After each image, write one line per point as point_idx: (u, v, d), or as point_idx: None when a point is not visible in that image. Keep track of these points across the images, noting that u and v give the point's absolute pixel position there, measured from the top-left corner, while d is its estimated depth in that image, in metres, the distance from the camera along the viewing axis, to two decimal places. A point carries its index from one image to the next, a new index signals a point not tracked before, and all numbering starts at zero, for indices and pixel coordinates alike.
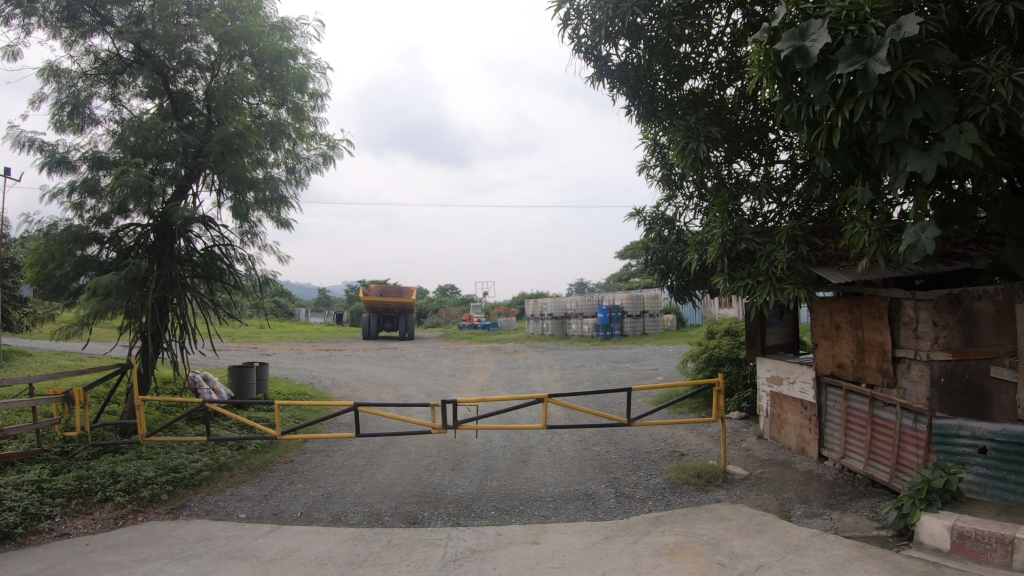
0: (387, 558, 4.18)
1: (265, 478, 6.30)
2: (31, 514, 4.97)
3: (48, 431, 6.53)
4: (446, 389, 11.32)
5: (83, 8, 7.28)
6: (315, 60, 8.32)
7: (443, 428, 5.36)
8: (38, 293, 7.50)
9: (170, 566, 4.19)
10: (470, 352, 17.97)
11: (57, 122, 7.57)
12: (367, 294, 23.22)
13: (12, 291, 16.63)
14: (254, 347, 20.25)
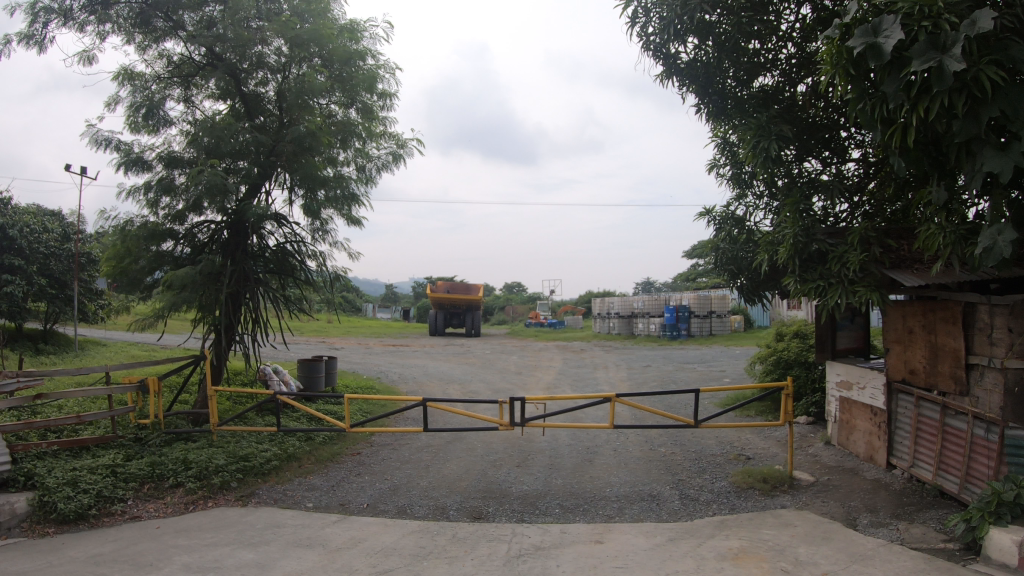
0: (452, 552, 4.21)
1: (332, 469, 6.42)
2: (105, 497, 5.18)
3: (123, 418, 6.78)
4: (513, 386, 11.34)
5: (156, 14, 7.60)
6: (384, 61, 8.45)
7: (510, 425, 5.35)
8: (115, 286, 7.82)
9: (240, 551, 4.30)
10: (536, 350, 18.01)
11: (132, 124, 7.86)
12: (433, 291, 23.43)
13: (89, 284, 17.24)
14: (322, 341, 20.77)
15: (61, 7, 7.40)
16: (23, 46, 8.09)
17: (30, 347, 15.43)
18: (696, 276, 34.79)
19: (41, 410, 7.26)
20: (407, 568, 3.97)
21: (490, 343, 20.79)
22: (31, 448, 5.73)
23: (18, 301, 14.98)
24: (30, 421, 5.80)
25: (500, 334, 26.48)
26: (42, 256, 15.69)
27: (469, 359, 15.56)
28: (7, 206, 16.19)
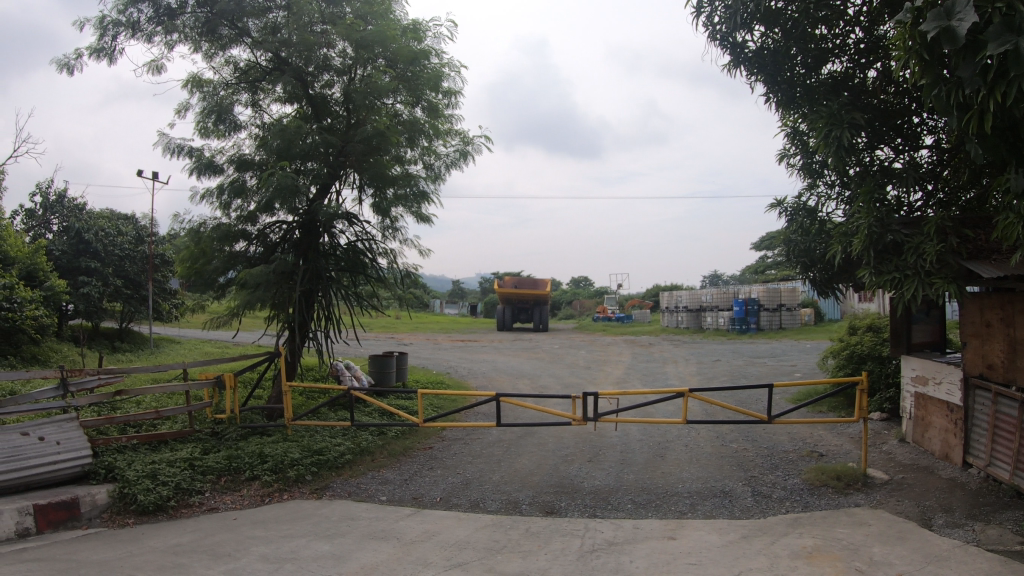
0: (526, 546, 4.22)
1: (404, 463, 6.51)
2: (183, 489, 5.36)
3: (199, 414, 7.03)
4: (581, 381, 11.30)
5: (221, 23, 7.86)
6: (449, 59, 8.53)
7: (583, 421, 5.33)
8: (188, 285, 8.14)
9: (316, 543, 4.39)
10: (605, 344, 17.95)
11: (202, 129, 8.17)
12: (500, 286, 23.47)
13: (163, 284, 17.85)
14: (391, 337, 21.15)
15: (129, 20, 7.85)
16: (96, 59, 8.46)
17: (108, 345, 16.10)
18: (765, 269, 34.08)
19: (120, 407, 7.57)
20: (482, 561, 3.99)
21: (558, 337, 20.74)
22: (112, 442, 5.95)
23: (94, 301, 15.56)
24: (111, 416, 6.05)
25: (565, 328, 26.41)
26: (117, 258, 16.35)
27: (537, 354, 15.59)
28: (84, 212, 16.91)
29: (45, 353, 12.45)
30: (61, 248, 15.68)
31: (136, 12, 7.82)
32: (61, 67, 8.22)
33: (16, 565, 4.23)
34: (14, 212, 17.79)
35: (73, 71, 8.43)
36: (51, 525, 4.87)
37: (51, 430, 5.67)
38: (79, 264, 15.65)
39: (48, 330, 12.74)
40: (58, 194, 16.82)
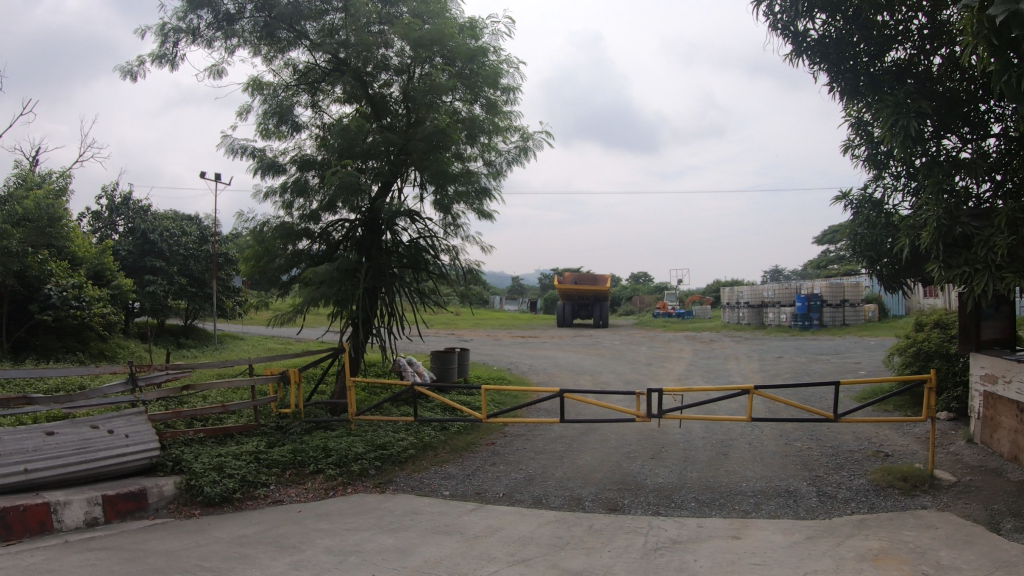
0: (589, 543, 4.24)
1: (466, 459, 6.64)
2: (250, 482, 5.51)
3: (265, 408, 7.36)
4: (641, 377, 11.24)
5: (280, 26, 8.14)
6: (506, 56, 8.62)
7: (648, 418, 5.47)
8: (251, 283, 8.64)
9: (379, 536, 4.47)
10: (666, 340, 17.83)
11: (264, 131, 8.55)
12: (561, 282, 23.48)
13: (226, 282, 18.31)
14: (452, 333, 21.38)
15: (189, 27, 8.27)
16: (157, 65, 8.72)
17: (174, 340, 16.62)
18: (826, 265, 33.34)
19: (187, 400, 7.92)
20: (545, 557, 4.03)
21: (617, 333, 20.74)
22: (180, 435, 6.22)
23: (160, 299, 16.03)
24: (179, 410, 6.22)
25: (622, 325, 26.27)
26: (181, 257, 16.88)
27: (598, 350, 15.57)
28: (149, 212, 17.45)
29: (113, 349, 12.85)
30: (127, 248, 16.28)
31: (196, 19, 8.20)
32: (124, 73, 8.46)
33: (90, 553, 4.40)
34: (84, 213, 18.47)
35: (135, 77, 8.68)
36: (120, 515, 5.06)
37: (120, 423, 5.89)
38: (145, 263, 16.21)
39: (118, 327, 13.19)
40: (124, 196, 17.37)
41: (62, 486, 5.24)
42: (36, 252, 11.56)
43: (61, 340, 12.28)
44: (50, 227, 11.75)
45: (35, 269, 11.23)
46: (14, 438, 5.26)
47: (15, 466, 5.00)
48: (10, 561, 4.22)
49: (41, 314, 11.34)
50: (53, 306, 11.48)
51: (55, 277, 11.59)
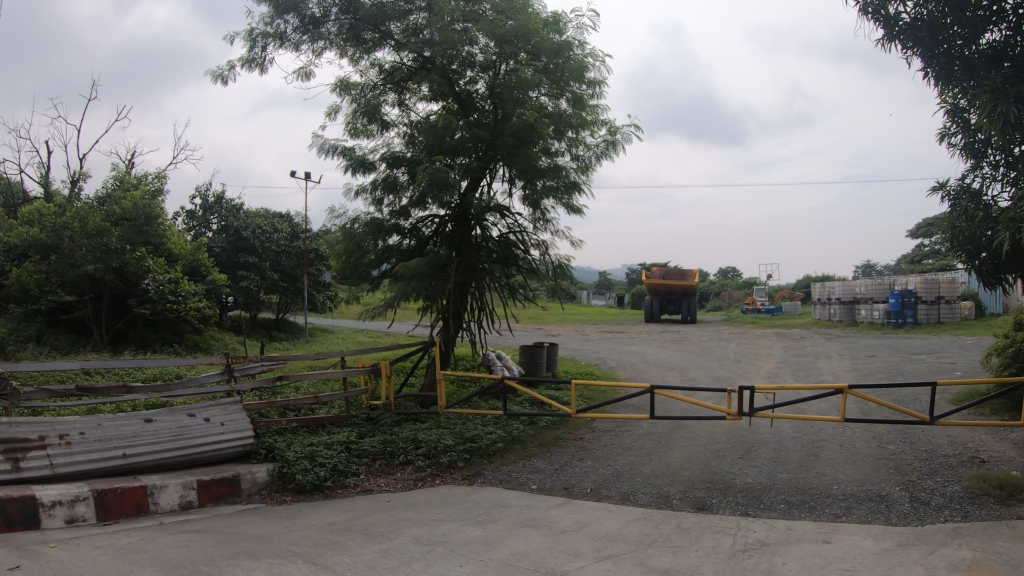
0: (677, 541, 4.42)
1: (554, 453, 6.92)
2: (340, 471, 5.92)
3: (354, 400, 8.12)
4: (730, 374, 11.04)
5: (366, 28, 8.49)
6: (592, 49, 8.73)
7: (739, 415, 5.90)
8: (343, 278, 9.61)
9: (468, 528, 4.81)
10: (754, 336, 17.45)
11: (353, 129, 9.12)
12: (648, 277, 23.28)
13: (317, 277, 18.95)
14: (538, 328, 21.52)
15: (276, 32, 8.67)
16: (247, 69, 9.08)
17: (266, 333, 17.28)
18: (921, 260, 31.89)
19: (282, 392, 8.85)
20: (632, 554, 4.23)
21: (707, 329, 20.26)
22: (274, 424, 6.73)
23: (253, 293, 16.69)
24: (272, 401, 6.59)
25: (708, 321, 25.78)
26: (274, 253, 17.58)
27: (686, 345, 15.42)
28: (241, 211, 18.17)
29: (207, 341, 13.35)
30: (222, 245, 17.04)
31: (283, 23, 8.61)
32: (217, 78, 8.84)
33: (184, 535, 4.64)
34: (180, 212, 19.34)
35: (226, 81, 9.04)
36: (213, 499, 5.38)
37: (216, 411, 6.09)
38: (238, 259, 16.93)
39: (211, 320, 13.74)
40: (217, 195, 18.08)
41: (157, 469, 5.55)
42: (135, 249, 12.18)
43: (158, 332, 12.89)
44: (147, 226, 12.36)
45: (135, 265, 11.83)
46: (115, 422, 5.45)
47: (115, 450, 5.30)
48: (110, 539, 4.51)
49: (139, 307, 11.97)
50: (151, 300, 12.06)
51: (152, 273, 12.20)
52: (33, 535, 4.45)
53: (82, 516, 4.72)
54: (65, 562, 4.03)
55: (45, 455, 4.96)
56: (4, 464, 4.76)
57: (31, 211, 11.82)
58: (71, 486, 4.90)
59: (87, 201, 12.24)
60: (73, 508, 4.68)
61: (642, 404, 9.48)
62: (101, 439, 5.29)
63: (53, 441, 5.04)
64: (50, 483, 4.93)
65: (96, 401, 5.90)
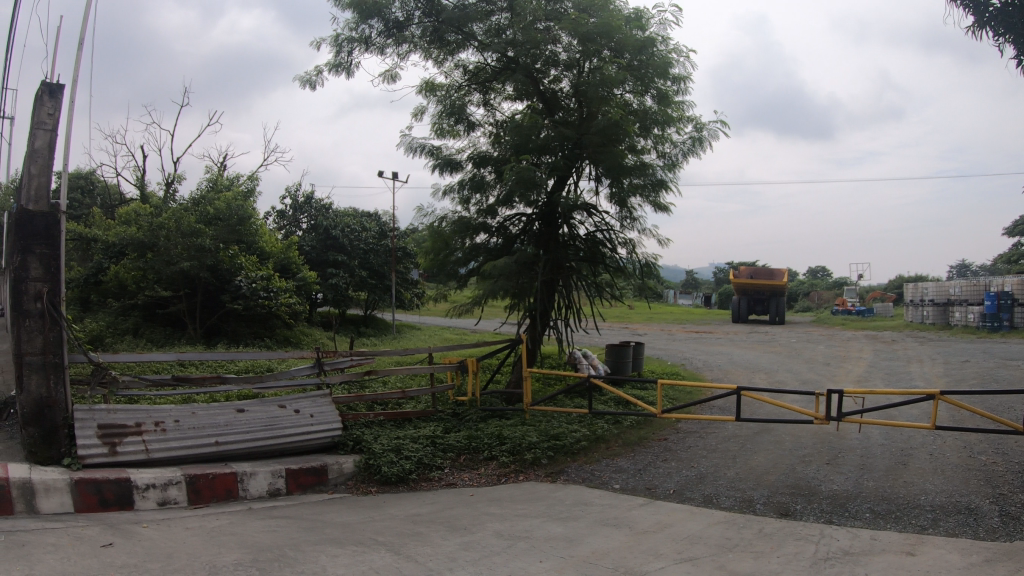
0: (758, 546, 4.34)
1: (637, 452, 6.89)
2: (425, 464, 6.20)
3: (441, 395, 8.38)
4: (819, 377, 10.65)
5: (449, 30, 8.69)
6: (676, 44, 8.62)
7: (826, 420, 5.62)
8: (431, 276, 9.83)
9: (550, 524, 4.88)
10: (844, 338, 16.81)
11: (440, 130, 9.34)
12: (735, 276, 22.74)
13: (404, 275, 19.43)
14: (622, 327, 21.35)
15: (362, 37, 8.94)
16: (335, 74, 9.40)
17: (355, 329, 17.81)
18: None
19: (370, 385, 9.17)
20: (713, 558, 4.18)
21: (794, 330, 20.01)
22: (363, 418, 6.99)
23: (342, 290, 17.29)
24: (361, 394, 6.89)
25: (798, 322, 24.95)
26: (362, 251, 18.13)
27: (774, 347, 15.00)
28: (330, 210, 18.80)
29: (297, 336, 13.89)
30: (312, 243, 17.70)
31: (368, 28, 8.84)
32: (305, 83, 9.18)
33: (273, 520, 4.87)
34: (272, 212, 20.14)
35: (314, 86, 9.40)
36: (300, 487, 5.66)
37: (306, 403, 6.34)
38: (328, 257, 17.55)
39: (301, 316, 14.26)
40: (307, 196, 18.74)
41: (248, 457, 5.81)
42: (229, 247, 12.79)
43: (251, 327, 13.53)
44: (239, 226, 12.94)
45: (228, 262, 12.46)
46: (208, 411, 5.74)
47: (207, 438, 5.57)
48: (199, 522, 4.76)
49: (233, 302, 12.60)
50: (243, 296, 12.64)
51: (244, 270, 12.79)
52: (129, 515, 4.74)
53: (174, 498, 5.01)
54: (158, 541, 4.29)
55: (140, 441, 5.25)
56: (102, 448, 5.06)
57: (129, 211, 12.60)
58: (165, 470, 5.19)
59: (183, 202, 12.90)
60: (166, 491, 4.97)
61: (728, 405, 9.28)
62: (195, 428, 5.57)
63: (148, 427, 5.35)
64: (145, 467, 5.21)
65: (192, 390, 6.21)
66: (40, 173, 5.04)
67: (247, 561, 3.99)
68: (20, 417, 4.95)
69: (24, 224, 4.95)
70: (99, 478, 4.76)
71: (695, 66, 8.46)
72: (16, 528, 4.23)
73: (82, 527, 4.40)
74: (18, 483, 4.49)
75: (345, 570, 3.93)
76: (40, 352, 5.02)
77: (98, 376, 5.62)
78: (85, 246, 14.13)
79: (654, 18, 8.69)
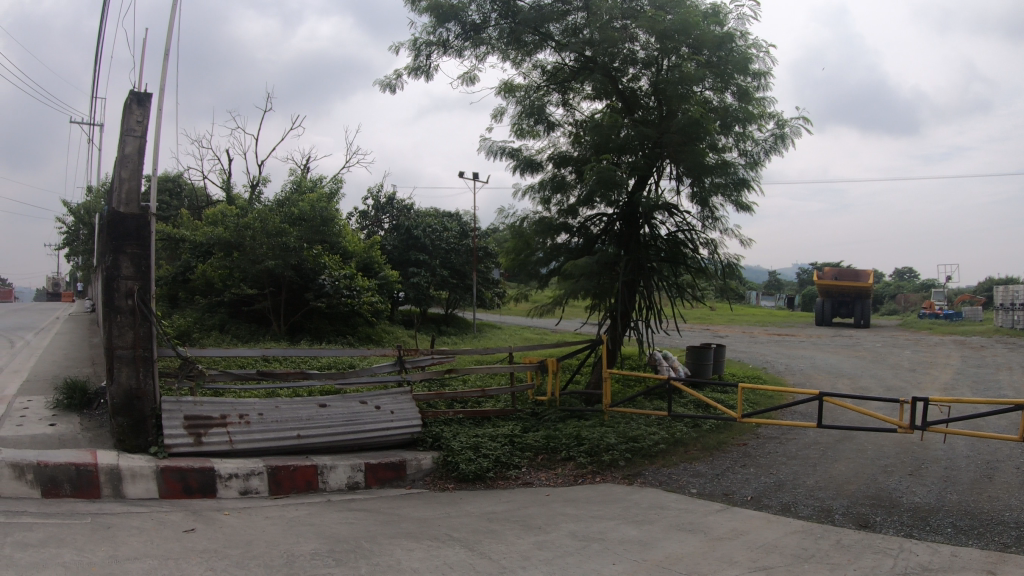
0: (834, 558, 4.19)
1: (716, 457, 6.75)
2: (502, 463, 6.24)
3: (521, 394, 8.43)
4: (905, 384, 10.19)
5: (526, 31, 8.72)
6: (756, 39, 8.41)
7: (908, 429, 5.38)
8: (513, 277, 9.90)
9: (624, 527, 4.84)
10: (933, 343, 16.02)
11: (519, 130, 9.40)
12: (819, 277, 21.99)
13: (486, 275, 19.66)
14: (704, 329, 20.96)
15: (440, 40, 9.08)
16: (414, 77, 9.59)
17: (436, 328, 18.10)
18: None
19: (451, 383, 9.31)
20: (788, 567, 4.06)
21: (880, 333, 19.24)
22: (443, 415, 7.11)
23: (423, 289, 17.63)
24: (441, 392, 7.01)
25: (884, 325, 23.89)
26: (443, 251, 18.43)
27: (860, 351, 14.45)
28: (411, 210, 19.16)
29: (379, 334, 14.25)
30: (393, 243, 18.11)
31: (446, 32, 8.98)
32: (386, 87, 9.40)
33: (349, 513, 5.01)
34: (356, 212, 20.68)
35: (395, 89, 9.60)
36: (379, 482, 5.80)
37: (387, 400, 6.48)
38: (410, 257, 17.91)
39: (383, 314, 14.62)
40: (390, 196, 19.15)
41: (330, 451, 5.98)
42: (313, 247, 13.20)
43: (334, 324, 13.95)
44: (324, 226, 13.32)
45: (312, 262, 12.88)
46: (291, 405, 5.94)
47: (291, 431, 5.77)
48: (279, 511, 4.94)
49: (317, 300, 13.01)
50: (327, 294, 13.08)
51: (328, 269, 13.19)
52: (212, 502, 4.97)
53: (256, 488, 5.21)
54: (238, 529, 4.47)
55: (225, 432, 5.49)
56: (188, 438, 5.32)
57: (217, 213, 13.13)
58: (248, 460, 5.40)
59: (269, 204, 13.30)
60: (248, 481, 5.18)
61: (810, 411, 8.99)
62: (278, 421, 5.78)
63: (233, 419, 5.58)
64: (230, 457, 5.43)
65: (277, 384, 6.44)
66: (131, 177, 5.34)
67: (323, 551, 4.12)
68: (112, 406, 5.26)
69: (117, 225, 5.28)
70: (183, 466, 5.01)
71: (776, 61, 8.23)
72: (104, 510, 4.49)
73: (167, 512, 4.63)
74: (106, 469, 4.77)
75: (419, 563, 4.01)
76: (130, 346, 5.33)
77: (186, 369, 5.90)
78: (173, 246, 14.85)
79: (732, 14, 8.51)
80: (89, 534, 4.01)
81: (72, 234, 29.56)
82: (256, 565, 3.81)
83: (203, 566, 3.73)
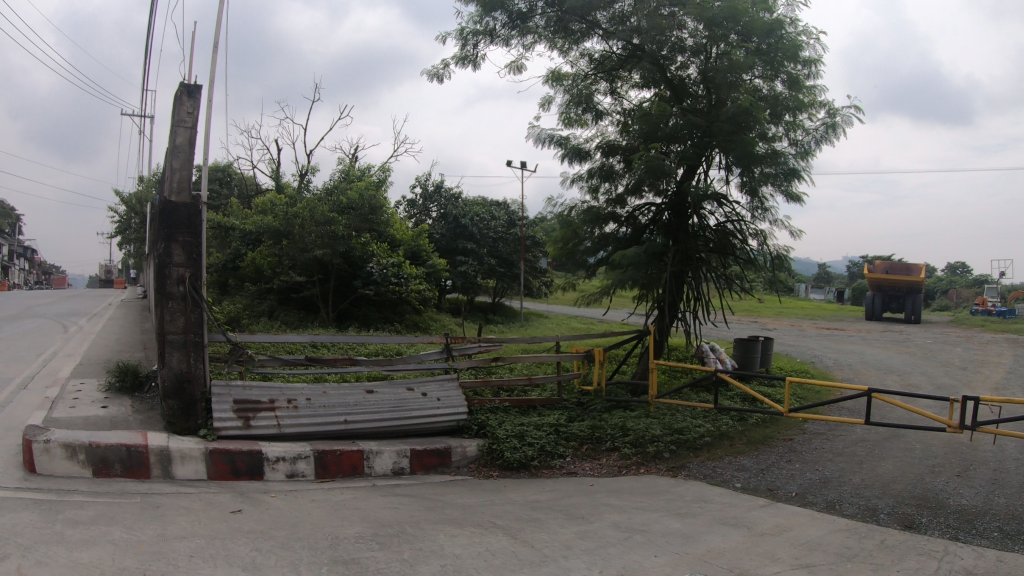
0: (878, 559, 4.11)
1: (762, 451, 6.67)
2: (547, 452, 6.26)
3: (566, 384, 8.43)
4: (958, 382, 9.90)
5: (573, 19, 8.69)
6: (807, 26, 8.22)
7: (958, 429, 5.23)
8: (560, 266, 9.90)
9: (667, 520, 4.82)
10: (990, 340, 15.51)
11: (567, 119, 9.37)
12: (871, 271, 21.43)
13: (532, 264, 19.67)
14: (754, 321, 20.65)
15: (487, 30, 9.09)
16: (461, 67, 9.62)
17: (482, 316, 18.17)
18: None
19: (497, 371, 9.36)
20: (831, 566, 4.00)
21: (933, 329, 18.72)
22: (489, 403, 7.16)
23: (471, 277, 17.57)
24: (487, 380, 7.06)
25: (940, 321, 23.20)
26: (490, 240, 18.51)
27: (912, 347, 14.06)
28: (458, 199, 19.26)
29: (426, 322, 14.38)
30: (441, 231, 18.19)
31: (492, 21, 8.98)
32: (433, 77, 9.45)
33: (392, 498, 5.09)
34: (403, 200, 20.84)
35: (442, 79, 9.65)
36: (424, 467, 5.88)
37: (434, 387, 6.55)
38: (457, 245, 17.99)
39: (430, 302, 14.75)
40: (437, 185, 19.27)
41: (377, 436, 6.07)
42: (361, 235, 13.38)
43: (382, 312, 14.12)
44: (372, 215, 13.47)
45: (359, 249, 13.07)
46: (338, 391, 6.05)
47: (337, 416, 5.87)
48: (325, 495, 5.05)
49: (365, 288, 13.17)
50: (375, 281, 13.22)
51: (376, 257, 13.34)
52: (260, 484, 5.10)
53: (303, 472, 5.33)
54: (283, 511, 4.59)
55: (273, 416, 5.62)
56: (237, 421, 5.46)
57: (266, 201, 13.37)
58: (296, 444, 5.53)
59: (318, 192, 13.48)
60: (295, 465, 5.30)
61: (859, 407, 8.80)
62: (325, 406, 5.89)
63: (281, 404, 5.71)
64: (278, 440, 5.57)
65: (326, 369, 6.54)
66: (182, 166, 5.49)
67: (367, 535, 4.20)
68: (163, 389, 5.43)
69: (169, 214, 5.44)
70: (232, 449, 5.14)
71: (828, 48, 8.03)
72: (153, 490, 4.66)
73: (215, 493, 4.77)
74: (156, 450, 4.93)
75: (461, 549, 4.06)
76: (182, 331, 5.49)
77: (236, 354, 6.04)
78: (225, 233, 15.19)
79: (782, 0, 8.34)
80: (139, 513, 4.17)
81: (126, 223, 30.36)
82: (301, 546, 3.91)
83: (249, 546, 3.84)
